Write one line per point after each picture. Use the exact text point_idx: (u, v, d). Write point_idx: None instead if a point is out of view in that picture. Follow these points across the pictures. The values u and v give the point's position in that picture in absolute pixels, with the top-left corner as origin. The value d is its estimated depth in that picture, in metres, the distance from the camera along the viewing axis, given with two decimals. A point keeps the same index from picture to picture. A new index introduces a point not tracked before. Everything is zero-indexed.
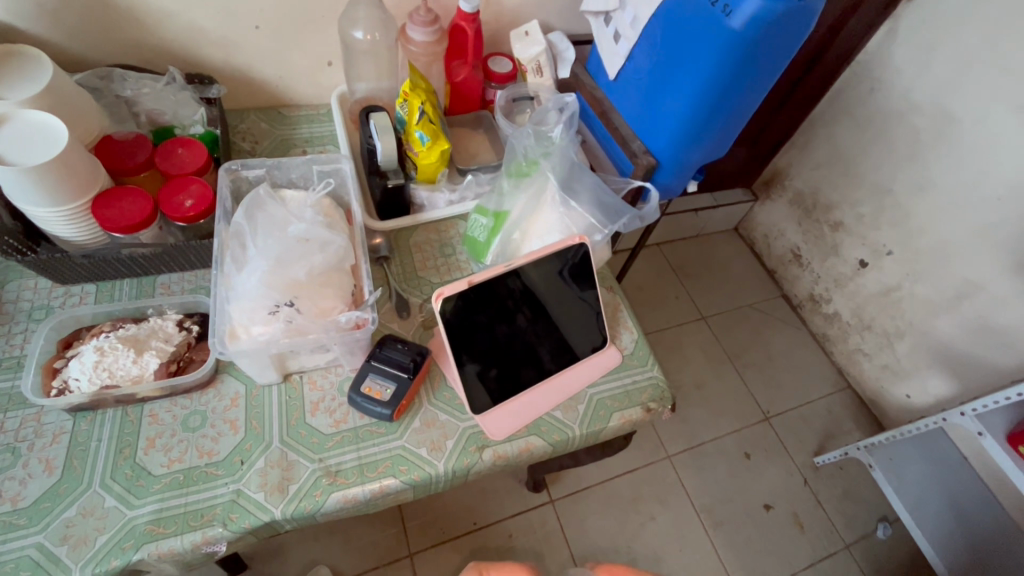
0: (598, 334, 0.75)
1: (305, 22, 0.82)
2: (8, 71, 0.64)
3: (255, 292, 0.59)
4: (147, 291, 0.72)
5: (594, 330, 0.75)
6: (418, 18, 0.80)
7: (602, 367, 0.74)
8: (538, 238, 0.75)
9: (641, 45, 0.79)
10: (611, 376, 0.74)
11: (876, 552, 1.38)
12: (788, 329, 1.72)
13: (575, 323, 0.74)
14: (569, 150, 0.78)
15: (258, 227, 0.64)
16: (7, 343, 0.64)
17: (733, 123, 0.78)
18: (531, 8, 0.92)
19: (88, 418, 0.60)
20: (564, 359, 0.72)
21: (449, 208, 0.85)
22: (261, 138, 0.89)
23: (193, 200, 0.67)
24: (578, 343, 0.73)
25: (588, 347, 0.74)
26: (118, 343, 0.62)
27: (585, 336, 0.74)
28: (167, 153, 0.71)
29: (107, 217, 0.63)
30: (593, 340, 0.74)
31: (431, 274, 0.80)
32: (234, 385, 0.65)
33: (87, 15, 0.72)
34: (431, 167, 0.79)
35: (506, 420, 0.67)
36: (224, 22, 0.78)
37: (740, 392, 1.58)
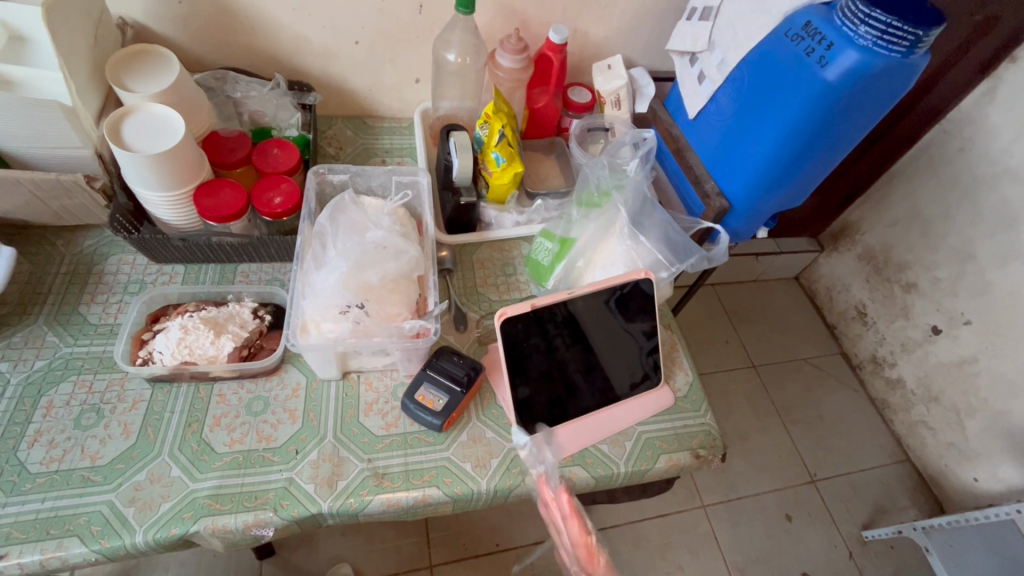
0: (647, 372, 0.73)
1: (400, 41, 0.87)
2: (141, 66, 0.71)
3: (330, 291, 0.62)
4: (228, 277, 0.77)
5: (643, 364, 0.73)
6: (508, 45, 0.82)
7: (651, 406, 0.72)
8: (602, 268, 0.75)
9: (726, 87, 0.79)
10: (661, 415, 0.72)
11: None
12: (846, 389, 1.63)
13: (625, 356, 0.73)
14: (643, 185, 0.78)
15: (339, 229, 0.67)
16: (104, 311, 0.70)
17: (813, 174, 0.76)
18: (615, 42, 0.94)
19: (165, 389, 0.65)
20: (614, 393, 0.71)
21: (515, 228, 0.87)
22: (345, 145, 0.94)
23: (282, 197, 0.72)
24: (627, 379, 0.72)
25: (636, 384, 0.73)
26: (200, 323, 0.67)
27: (634, 372, 0.73)
28: (264, 151, 0.76)
29: (205, 205, 0.69)
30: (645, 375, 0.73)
31: (490, 292, 0.82)
32: (296, 376, 0.68)
33: (212, 22, 0.79)
34: (503, 187, 0.81)
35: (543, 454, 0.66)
36: (329, 36, 0.84)
37: (787, 449, 1.50)
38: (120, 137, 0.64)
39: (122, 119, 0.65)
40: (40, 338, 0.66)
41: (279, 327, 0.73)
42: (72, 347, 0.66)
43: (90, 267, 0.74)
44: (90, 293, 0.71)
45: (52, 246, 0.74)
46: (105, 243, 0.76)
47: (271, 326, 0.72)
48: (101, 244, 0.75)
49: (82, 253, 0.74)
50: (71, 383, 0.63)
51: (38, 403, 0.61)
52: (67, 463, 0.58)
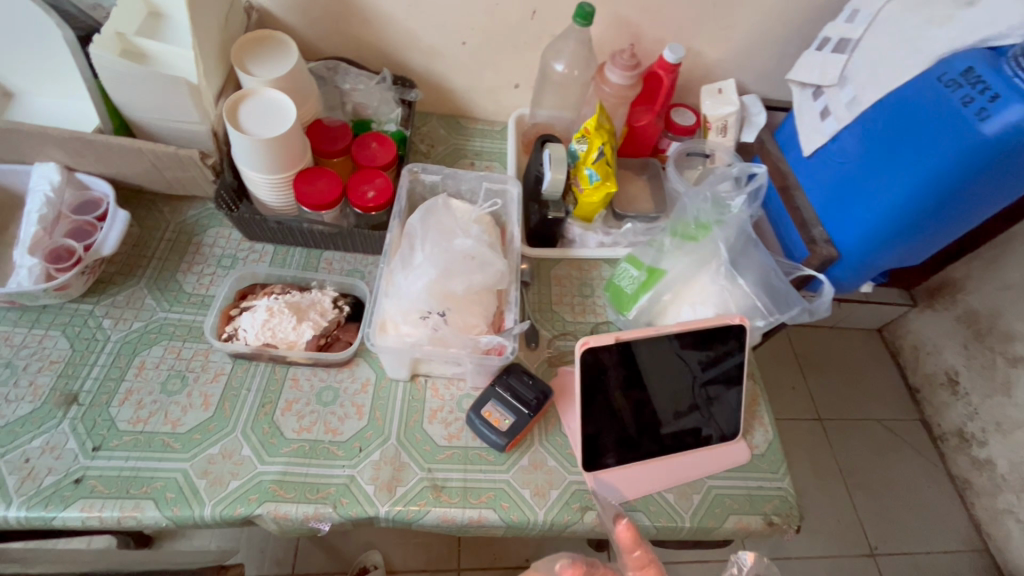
0: (696, 404, 0.67)
1: (506, 45, 0.86)
2: (259, 50, 0.71)
3: (414, 296, 0.62)
4: (313, 263, 0.78)
5: (694, 394, 0.67)
6: (620, 60, 0.78)
7: (695, 441, 0.67)
8: (690, 305, 0.71)
9: (854, 128, 0.72)
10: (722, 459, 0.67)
11: None
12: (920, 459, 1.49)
13: (677, 385, 0.67)
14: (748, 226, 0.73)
15: (429, 233, 0.67)
16: (198, 281, 0.73)
17: (942, 233, 0.69)
18: (728, 66, 0.89)
19: (244, 365, 0.66)
20: (658, 426, 0.66)
21: (599, 250, 0.84)
22: (437, 143, 0.94)
23: (375, 192, 0.73)
24: (671, 407, 0.66)
25: (681, 413, 0.67)
26: (285, 307, 0.68)
27: (681, 402, 0.67)
28: (363, 144, 0.77)
29: (304, 191, 0.71)
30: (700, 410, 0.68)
31: (565, 311, 0.80)
32: (367, 372, 0.69)
33: (329, 11, 0.81)
34: (592, 207, 0.79)
35: (610, 523, 0.58)
36: (437, 34, 0.85)
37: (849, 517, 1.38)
38: (236, 121, 0.66)
39: (237, 103, 0.67)
40: (139, 300, 0.70)
41: (356, 320, 0.73)
42: (167, 312, 0.69)
43: (189, 237, 0.77)
44: (188, 263, 0.74)
45: (159, 212, 0.77)
46: (205, 215, 0.79)
47: (349, 318, 0.73)
48: (202, 216, 0.79)
49: (185, 223, 0.78)
50: (162, 347, 0.66)
51: (131, 362, 0.64)
52: (150, 426, 0.60)
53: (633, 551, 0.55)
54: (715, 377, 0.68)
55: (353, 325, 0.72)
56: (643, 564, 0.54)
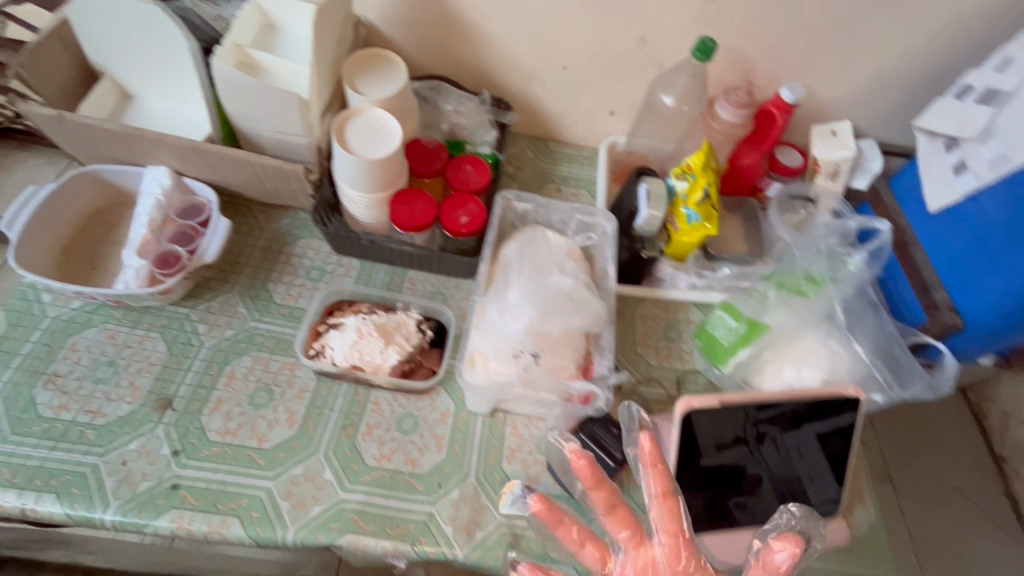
0: (745, 440, 0.61)
1: (608, 71, 0.83)
2: (372, 71, 0.72)
3: (510, 334, 0.60)
4: (397, 282, 0.77)
5: (744, 430, 0.60)
6: (734, 96, 0.76)
7: (739, 479, 0.60)
8: (792, 365, 0.66)
9: (998, 189, 0.66)
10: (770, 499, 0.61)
11: None
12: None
13: (723, 418, 0.59)
14: (867, 289, 0.68)
15: (526, 268, 0.66)
16: (287, 292, 0.73)
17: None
18: (844, 106, 0.83)
19: (328, 384, 0.66)
20: (698, 459, 0.59)
21: (690, 292, 0.80)
22: (524, 166, 0.93)
23: (468, 217, 0.72)
24: (713, 438, 0.60)
25: (725, 446, 0.60)
26: (373, 330, 0.67)
27: (726, 434, 0.60)
28: (457, 167, 0.76)
29: (401, 213, 0.71)
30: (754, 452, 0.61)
31: (650, 355, 0.76)
32: (446, 402, 0.67)
33: (434, 29, 0.81)
34: (686, 246, 0.77)
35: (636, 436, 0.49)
36: (540, 57, 0.83)
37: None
38: (343, 137, 0.66)
39: (345, 121, 0.67)
40: (231, 308, 0.71)
41: (438, 345, 0.72)
42: (257, 322, 0.70)
43: (281, 246, 0.77)
44: (278, 272, 0.75)
45: (254, 219, 0.78)
46: (297, 225, 0.79)
47: (431, 342, 0.72)
48: (293, 226, 0.79)
49: (278, 232, 0.78)
50: (251, 358, 0.67)
51: (222, 371, 0.65)
52: (238, 439, 0.60)
53: (653, 463, 0.45)
54: (768, 415, 0.61)
55: (436, 351, 0.71)
56: (666, 488, 0.45)
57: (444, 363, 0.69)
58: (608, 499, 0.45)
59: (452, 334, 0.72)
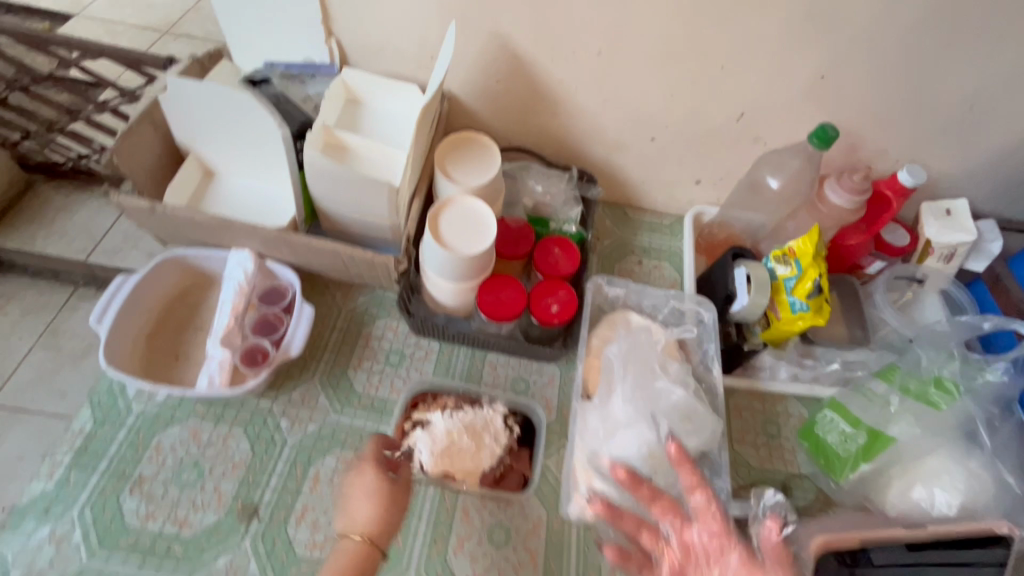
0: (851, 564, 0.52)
1: (700, 144, 0.79)
2: (464, 156, 0.70)
3: (620, 455, 0.56)
4: (477, 368, 0.73)
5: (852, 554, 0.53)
6: (847, 181, 0.71)
7: None
8: (926, 487, 0.60)
9: None
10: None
11: None
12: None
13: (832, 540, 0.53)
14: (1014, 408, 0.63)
15: (630, 372, 0.61)
16: (367, 380, 0.70)
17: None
18: (958, 182, 0.77)
19: (414, 488, 0.63)
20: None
21: (791, 384, 0.75)
22: (603, 236, 0.88)
23: (559, 305, 0.68)
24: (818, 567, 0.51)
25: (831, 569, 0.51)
26: (463, 431, 0.62)
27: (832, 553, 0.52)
28: (545, 250, 0.73)
29: (491, 302, 0.67)
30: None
31: (749, 453, 0.70)
32: (538, 509, 0.63)
33: (520, 102, 0.78)
34: (786, 335, 0.71)
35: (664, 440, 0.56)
36: (628, 129, 0.79)
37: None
38: (438, 230, 0.63)
39: (439, 212, 0.64)
40: (313, 399, 0.68)
41: (526, 445, 0.67)
42: (339, 416, 0.67)
43: (359, 328, 0.75)
44: (358, 357, 0.72)
45: (332, 298, 0.76)
46: (375, 303, 0.77)
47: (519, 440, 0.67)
48: (371, 304, 0.77)
49: (356, 311, 0.76)
50: (335, 458, 0.64)
51: (307, 473, 0.62)
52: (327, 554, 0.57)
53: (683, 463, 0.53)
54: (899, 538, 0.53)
55: (525, 452, 0.66)
56: (697, 482, 0.52)
57: (535, 467, 0.65)
58: (651, 492, 0.53)
59: (541, 435, 0.67)
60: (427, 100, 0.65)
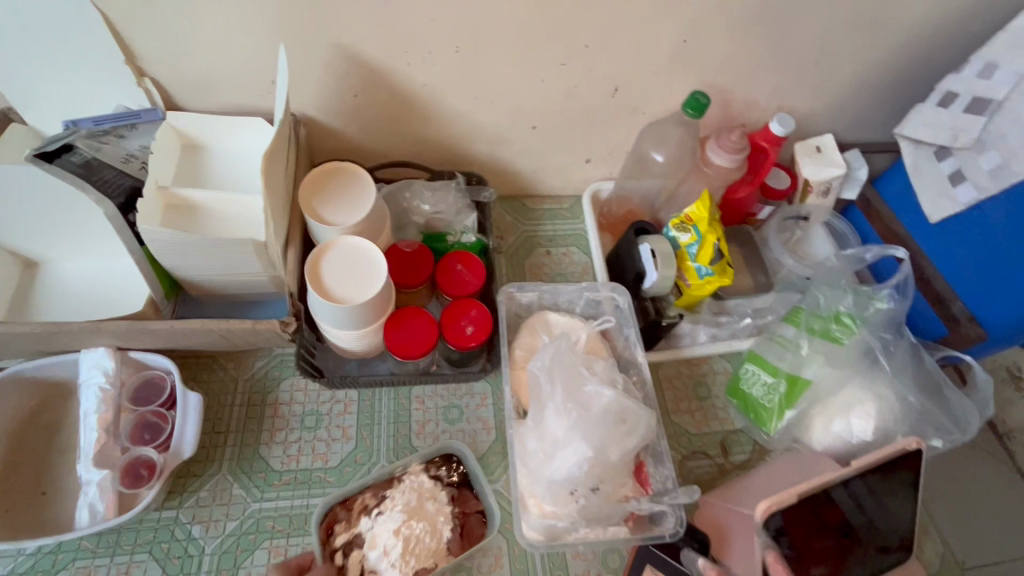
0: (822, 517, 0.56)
1: (580, 125, 0.77)
2: (333, 188, 0.62)
3: (564, 474, 0.55)
4: (404, 405, 0.69)
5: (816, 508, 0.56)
6: (725, 141, 0.72)
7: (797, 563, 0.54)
8: (843, 420, 0.64)
9: (999, 199, 0.66)
10: (878, 560, 0.57)
11: None
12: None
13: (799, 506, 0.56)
14: (903, 329, 0.67)
15: (557, 383, 0.58)
16: (285, 454, 0.64)
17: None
18: (826, 119, 0.80)
19: None
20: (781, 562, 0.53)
21: (713, 345, 0.76)
22: (506, 234, 0.85)
23: (474, 326, 0.65)
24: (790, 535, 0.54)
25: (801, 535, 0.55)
26: (406, 521, 0.56)
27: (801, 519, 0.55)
28: (447, 269, 0.68)
29: (399, 342, 0.62)
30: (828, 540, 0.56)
31: (687, 421, 0.72)
32: (497, 540, 0.62)
33: (386, 111, 0.71)
34: (700, 299, 0.72)
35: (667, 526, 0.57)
36: (506, 121, 0.75)
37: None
38: (321, 282, 0.56)
39: (318, 259, 0.57)
40: (226, 492, 0.60)
41: (463, 482, 0.63)
42: (261, 503, 0.60)
43: (263, 396, 0.67)
44: (269, 430, 0.65)
45: (224, 371, 0.68)
46: (275, 364, 0.69)
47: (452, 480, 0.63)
48: (271, 366, 0.69)
49: (255, 378, 0.68)
50: (266, 551, 0.58)
51: None
52: None
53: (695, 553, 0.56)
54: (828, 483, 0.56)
55: (467, 488, 0.63)
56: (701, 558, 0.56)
57: (486, 499, 0.62)
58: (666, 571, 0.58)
59: (473, 467, 0.63)
60: (266, 149, 0.52)
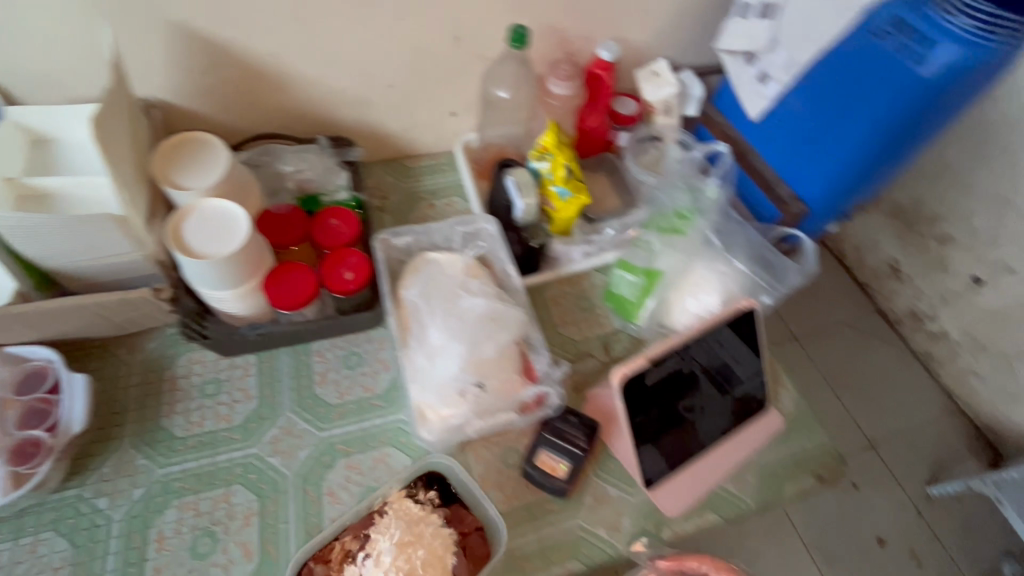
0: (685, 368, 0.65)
1: (434, 79, 0.82)
2: (187, 159, 0.65)
3: (445, 376, 0.60)
4: (304, 361, 0.72)
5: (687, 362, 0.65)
6: (560, 73, 0.81)
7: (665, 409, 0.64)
8: (693, 297, 0.72)
9: (796, 90, 0.76)
10: (727, 402, 0.67)
11: None
12: (938, 374, 1.25)
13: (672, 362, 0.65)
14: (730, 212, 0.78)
15: (432, 303, 0.65)
16: (187, 422, 0.66)
17: (913, 157, 0.74)
18: (659, 46, 0.89)
19: (272, 499, 0.62)
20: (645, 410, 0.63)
21: (586, 261, 0.83)
22: (389, 194, 0.89)
23: (353, 271, 0.68)
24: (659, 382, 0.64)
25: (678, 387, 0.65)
26: (400, 556, 0.53)
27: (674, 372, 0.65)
28: (321, 224, 0.72)
29: (279, 293, 0.65)
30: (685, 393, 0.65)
31: (572, 331, 0.79)
32: (402, 460, 0.66)
33: (240, 86, 0.74)
34: (568, 219, 0.79)
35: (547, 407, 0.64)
36: (362, 83, 0.79)
37: (861, 448, 1.19)
38: (185, 243, 0.59)
39: (180, 223, 0.60)
40: (131, 464, 0.63)
41: (454, 499, 0.60)
42: (167, 468, 0.63)
43: (160, 374, 0.69)
44: (168, 403, 0.67)
45: (116, 357, 0.69)
46: (169, 344, 0.71)
47: (445, 501, 0.60)
48: (165, 346, 0.71)
49: (149, 359, 0.69)
50: (176, 509, 0.61)
51: (148, 537, 0.59)
52: None
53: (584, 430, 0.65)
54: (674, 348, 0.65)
55: (463, 508, 0.60)
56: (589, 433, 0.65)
57: (485, 514, 0.60)
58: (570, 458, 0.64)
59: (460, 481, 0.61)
60: (91, 113, 0.53)
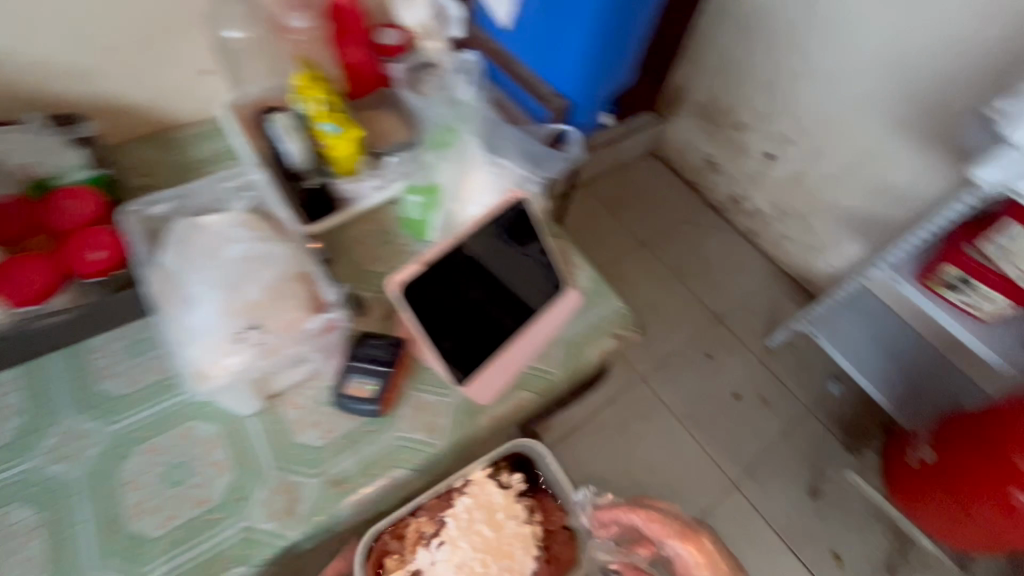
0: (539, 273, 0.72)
1: (163, 34, 0.75)
2: None
3: (215, 326, 0.59)
4: (79, 361, 0.65)
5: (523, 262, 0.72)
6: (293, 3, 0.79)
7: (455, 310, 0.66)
8: (474, 202, 0.76)
9: None
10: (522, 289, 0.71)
11: (843, 416, 1.27)
12: (760, 243, 1.45)
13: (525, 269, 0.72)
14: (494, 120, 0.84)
15: (193, 259, 0.62)
16: None
17: (636, 37, 0.82)
18: None
19: (56, 506, 0.57)
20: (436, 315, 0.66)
21: (379, 195, 0.80)
22: (155, 169, 0.81)
23: (106, 251, 0.63)
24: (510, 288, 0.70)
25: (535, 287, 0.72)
26: (481, 560, 0.67)
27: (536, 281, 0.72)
28: (53, 207, 0.65)
29: (14, 289, 0.59)
30: (474, 289, 0.68)
31: (379, 266, 0.79)
32: (207, 428, 0.63)
33: None
34: (346, 155, 0.76)
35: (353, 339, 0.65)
36: (73, 49, 0.70)
37: (708, 322, 1.35)
38: None
39: None
40: None
41: (540, 488, 0.73)
42: None
43: None
44: None
45: None
46: None
47: (533, 488, 0.73)
48: None
49: None
50: None
51: None
52: None
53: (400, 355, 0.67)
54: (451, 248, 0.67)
55: (549, 502, 0.73)
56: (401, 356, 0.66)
57: (569, 512, 0.72)
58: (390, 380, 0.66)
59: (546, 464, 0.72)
60: None
